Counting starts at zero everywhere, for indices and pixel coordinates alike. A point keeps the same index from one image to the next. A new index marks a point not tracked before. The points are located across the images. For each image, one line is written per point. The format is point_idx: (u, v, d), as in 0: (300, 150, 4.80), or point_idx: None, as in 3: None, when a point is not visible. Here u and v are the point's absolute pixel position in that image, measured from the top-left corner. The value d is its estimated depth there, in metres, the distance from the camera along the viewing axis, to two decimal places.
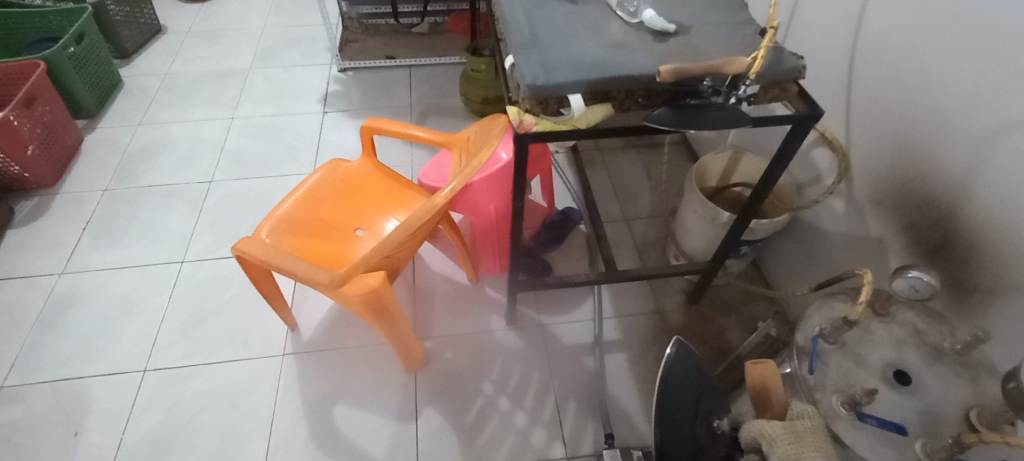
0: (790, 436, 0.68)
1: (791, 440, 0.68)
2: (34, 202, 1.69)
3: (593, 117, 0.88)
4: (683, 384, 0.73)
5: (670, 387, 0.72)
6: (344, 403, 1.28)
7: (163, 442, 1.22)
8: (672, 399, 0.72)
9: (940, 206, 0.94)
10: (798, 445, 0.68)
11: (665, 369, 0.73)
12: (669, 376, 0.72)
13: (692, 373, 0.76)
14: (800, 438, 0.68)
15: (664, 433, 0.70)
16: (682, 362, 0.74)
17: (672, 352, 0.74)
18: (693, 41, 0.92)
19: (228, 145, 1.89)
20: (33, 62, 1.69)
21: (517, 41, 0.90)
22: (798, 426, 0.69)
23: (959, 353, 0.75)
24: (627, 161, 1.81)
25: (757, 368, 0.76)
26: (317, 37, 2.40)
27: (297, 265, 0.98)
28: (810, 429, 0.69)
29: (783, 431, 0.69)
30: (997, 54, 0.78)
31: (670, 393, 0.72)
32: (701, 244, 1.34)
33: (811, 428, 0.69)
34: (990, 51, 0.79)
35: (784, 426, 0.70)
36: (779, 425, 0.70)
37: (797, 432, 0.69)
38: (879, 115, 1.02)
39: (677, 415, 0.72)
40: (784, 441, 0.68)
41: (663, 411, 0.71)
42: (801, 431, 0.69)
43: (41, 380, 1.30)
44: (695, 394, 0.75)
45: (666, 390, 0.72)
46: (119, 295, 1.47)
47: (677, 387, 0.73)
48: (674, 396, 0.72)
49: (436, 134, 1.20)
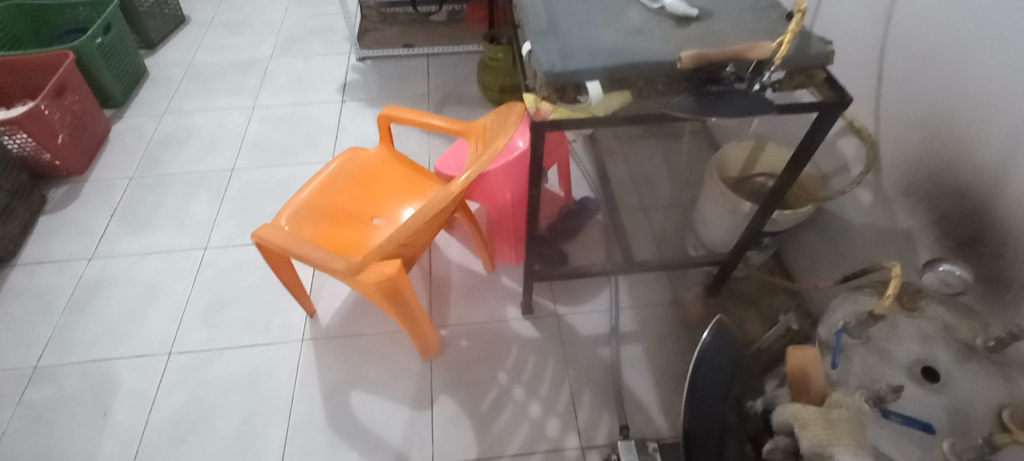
0: (823, 421, 0.60)
1: (825, 425, 0.60)
2: (65, 190, 1.74)
3: (611, 105, 0.86)
4: (718, 366, 0.67)
5: (704, 371, 0.66)
6: (361, 389, 1.29)
7: (187, 423, 1.25)
8: (705, 380, 0.66)
9: (973, 198, 0.90)
10: (832, 431, 0.59)
11: (701, 349, 0.67)
12: (705, 358, 0.66)
13: (728, 354, 0.70)
14: (836, 426, 0.60)
15: (693, 411, 0.63)
16: (721, 343, 0.68)
17: (711, 333, 0.68)
18: (715, 26, 0.90)
19: (250, 135, 1.92)
20: (63, 53, 1.73)
21: (533, 27, 0.89)
22: (834, 414, 0.61)
23: (991, 351, 0.73)
24: (646, 150, 1.77)
25: (800, 351, 0.67)
26: (337, 27, 2.41)
27: (315, 252, 0.99)
28: (846, 418, 0.61)
29: (817, 416, 0.61)
30: None
31: (703, 375, 0.65)
32: (721, 236, 1.31)
33: (848, 417, 0.61)
34: None
35: (818, 412, 0.61)
36: (812, 410, 0.61)
37: (833, 419, 0.61)
38: (912, 103, 0.98)
39: (710, 400, 0.65)
40: (817, 425, 0.60)
41: (693, 390, 0.64)
42: (837, 419, 0.60)
43: (72, 361, 1.35)
44: (729, 376, 0.69)
45: (699, 372, 0.66)
46: (145, 280, 1.51)
47: (713, 370, 0.67)
48: (708, 378, 0.66)
49: (452, 123, 1.20)
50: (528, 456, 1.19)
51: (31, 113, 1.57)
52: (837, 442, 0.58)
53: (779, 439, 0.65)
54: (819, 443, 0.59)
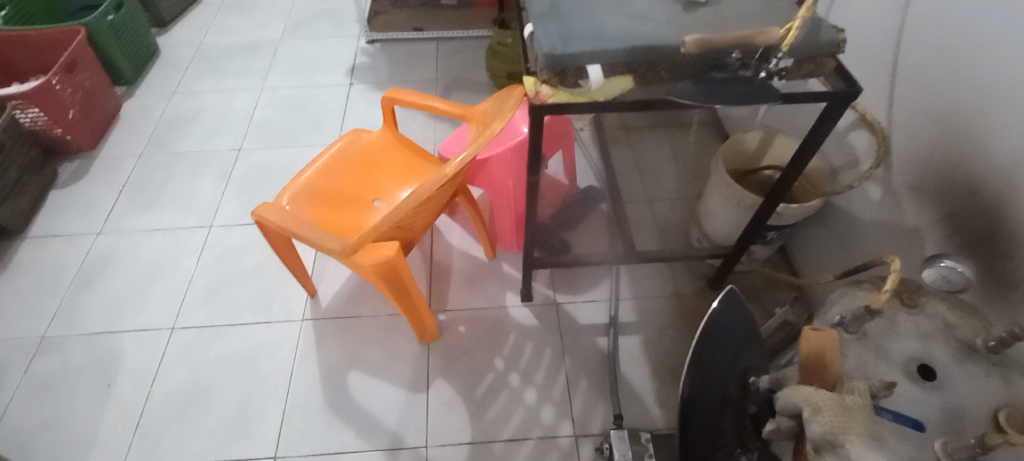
0: (838, 408, 0.59)
1: (838, 413, 0.59)
2: (76, 165, 1.77)
3: (613, 91, 0.84)
4: (727, 333, 0.68)
5: (713, 335, 0.66)
6: (358, 371, 1.30)
7: (187, 397, 1.28)
8: (712, 349, 0.66)
9: (984, 195, 0.87)
10: (845, 419, 0.59)
11: (711, 314, 0.67)
12: (715, 323, 0.67)
13: (738, 325, 0.70)
14: (849, 413, 0.59)
15: (695, 378, 0.64)
16: (731, 313, 0.69)
17: (721, 302, 0.68)
18: (723, 11, 0.87)
19: (257, 116, 1.92)
20: (74, 30, 1.75)
21: (535, 9, 0.87)
22: (847, 400, 0.60)
23: (992, 351, 0.71)
24: (654, 141, 1.75)
25: (818, 334, 0.67)
26: (346, 10, 2.40)
27: (312, 232, 1.00)
28: (860, 406, 0.60)
29: (831, 402, 0.60)
30: None
31: (711, 341, 0.66)
32: (725, 228, 1.29)
33: (862, 405, 0.60)
34: None
35: (833, 398, 0.60)
36: (827, 395, 0.60)
37: (846, 406, 0.60)
38: (925, 96, 0.95)
39: (714, 366, 0.65)
40: (830, 411, 0.59)
41: (698, 359, 0.64)
42: (851, 406, 0.60)
43: (78, 333, 1.38)
44: (737, 348, 0.69)
45: (706, 340, 0.66)
46: (152, 256, 1.53)
47: (721, 338, 0.67)
48: (715, 344, 0.66)
49: (455, 106, 1.18)
50: (522, 442, 1.19)
51: (41, 88, 1.59)
52: (849, 429, 0.58)
53: (782, 421, 0.62)
54: (830, 430, 0.58)
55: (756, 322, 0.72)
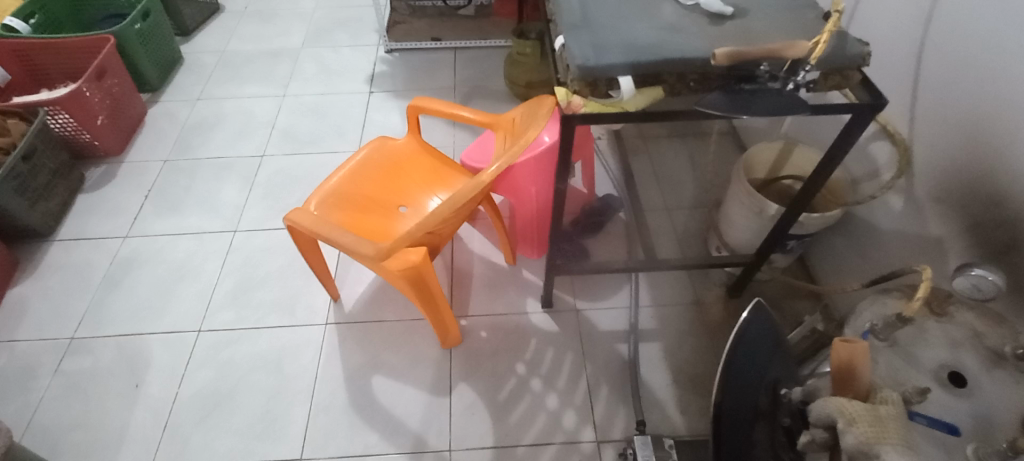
0: (871, 419, 0.60)
1: (872, 423, 0.60)
2: (103, 170, 1.80)
3: (642, 101, 0.86)
4: (757, 345, 0.68)
5: (743, 347, 0.67)
6: (381, 374, 1.32)
7: (213, 398, 1.30)
8: (743, 359, 0.66)
9: (1009, 206, 0.88)
10: (880, 429, 0.59)
11: (741, 326, 0.68)
12: (744, 334, 0.68)
13: (766, 337, 0.70)
14: (883, 423, 0.60)
15: (727, 388, 0.64)
16: (760, 324, 0.69)
17: (750, 314, 0.69)
18: (751, 24, 0.89)
19: (279, 122, 1.96)
20: (104, 38, 1.79)
21: (567, 21, 0.90)
22: (881, 411, 0.61)
23: (1021, 359, 0.71)
24: (671, 150, 1.77)
25: (847, 345, 0.67)
26: (366, 19, 2.44)
27: (344, 236, 1.02)
28: (893, 415, 0.61)
29: (865, 413, 0.61)
30: None
31: (742, 352, 0.67)
32: (745, 237, 1.30)
33: (894, 414, 0.61)
34: None
35: (866, 409, 0.61)
36: (860, 406, 0.61)
37: (880, 418, 0.61)
38: (949, 108, 0.96)
39: (746, 377, 0.65)
40: (865, 422, 0.60)
41: (730, 368, 0.65)
42: (884, 416, 0.61)
43: (106, 334, 1.40)
44: (766, 360, 0.69)
45: (737, 350, 0.66)
46: (178, 259, 1.56)
47: (752, 350, 0.68)
48: (746, 355, 0.67)
49: (481, 115, 1.21)
50: (544, 447, 1.20)
51: (73, 94, 1.63)
52: (884, 440, 0.58)
53: (816, 432, 0.63)
54: (866, 441, 0.58)
55: (781, 334, 0.74)
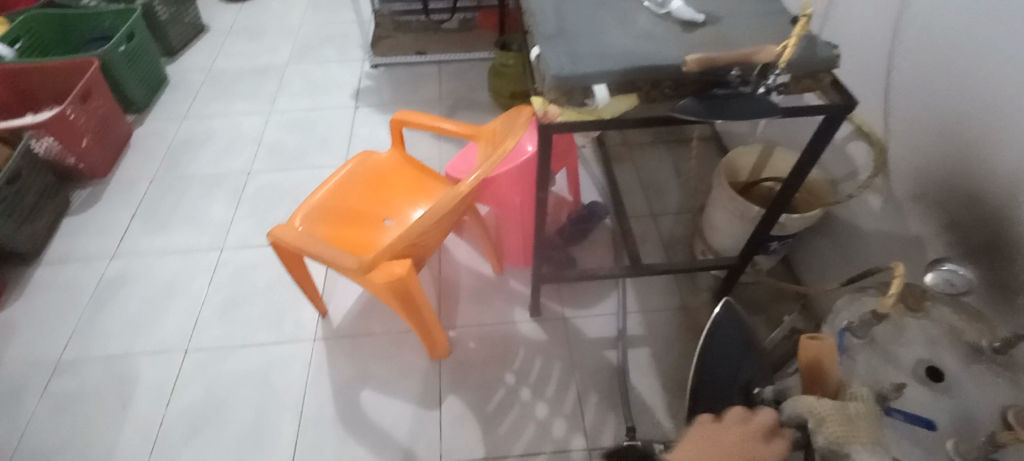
0: (841, 418, 0.63)
1: (842, 423, 0.63)
2: (88, 190, 1.80)
3: (618, 108, 0.87)
4: (724, 348, 0.74)
5: (710, 351, 0.73)
6: (370, 388, 1.31)
7: (201, 416, 1.28)
8: (711, 363, 0.73)
9: (984, 203, 0.90)
10: (850, 428, 0.63)
11: (708, 331, 0.74)
12: (711, 339, 0.74)
13: (734, 338, 0.77)
14: (852, 422, 0.63)
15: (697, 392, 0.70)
16: (725, 327, 0.76)
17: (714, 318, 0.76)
18: (723, 31, 0.91)
19: (266, 138, 1.96)
20: (90, 60, 1.79)
21: (543, 32, 0.91)
22: (851, 409, 0.64)
23: (998, 353, 0.72)
24: (656, 156, 1.78)
25: (814, 344, 0.70)
26: (351, 34, 2.46)
27: (327, 250, 1.02)
28: (863, 413, 0.64)
29: (835, 412, 0.64)
30: None
31: (709, 356, 0.73)
32: (730, 240, 1.31)
33: (864, 411, 0.64)
34: None
35: (836, 408, 0.64)
36: (829, 405, 0.64)
37: (850, 415, 0.64)
38: (922, 108, 0.98)
39: (715, 381, 0.72)
40: (834, 422, 0.63)
41: None
42: (854, 414, 0.64)
43: (92, 355, 1.39)
44: (735, 361, 0.76)
45: (704, 356, 0.73)
46: (165, 277, 1.55)
47: (719, 353, 0.74)
48: (714, 359, 0.73)
49: (463, 127, 1.22)
50: (535, 456, 1.19)
51: (58, 116, 1.63)
52: (854, 439, 0.62)
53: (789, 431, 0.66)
54: (835, 440, 0.62)
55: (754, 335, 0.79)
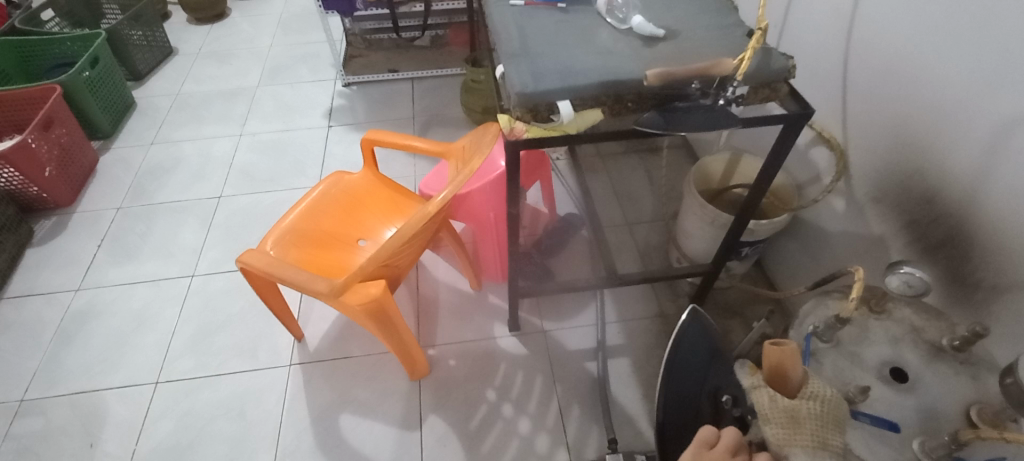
0: (786, 421, 0.67)
1: (787, 425, 0.66)
2: (53, 221, 1.75)
3: (584, 123, 0.88)
4: (692, 357, 0.74)
5: (678, 364, 0.72)
6: (349, 412, 1.29)
7: (175, 451, 1.25)
8: (679, 375, 0.72)
9: (939, 203, 0.93)
10: (792, 431, 0.66)
11: (675, 340, 0.73)
12: (678, 349, 0.73)
13: (702, 344, 0.75)
14: (798, 425, 0.66)
15: (666, 405, 0.70)
16: (693, 334, 0.74)
17: (682, 323, 0.74)
18: (682, 45, 0.93)
19: (237, 162, 1.94)
20: (51, 87, 1.75)
21: (507, 50, 0.92)
22: (800, 412, 0.67)
23: (958, 350, 0.76)
24: (628, 166, 1.81)
25: (775, 349, 0.70)
26: (323, 54, 2.45)
27: (299, 275, 1.01)
28: (812, 416, 0.66)
29: (783, 414, 0.67)
30: (996, 24, 0.77)
31: (676, 368, 0.72)
32: (702, 247, 1.33)
33: (815, 414, 0.66)
34: (988, 23, 0.78)
35: (786, 410, 0.67)
36: (778, 408, 0.68)
37: (798, 418, 0.66)
38: (876, 113, 1.01)
39: (684, 391, 0.72)
40: (778, 424, 0.67)
41: (667, 385, 0.71)
42: (802, 418, 0.66)
43: (58, 393, 1.34)
44: (702, 368, 0.74)
45: (673, 368, 0.72)
46: (134, 308, 1.51)
47: (687, 362, 0.73)
48: (681, 370, 0.72)
49: (433, 144, 1.22)
50: None
51: (19, 146, 1.59)
52: (794, 443, 0.65)
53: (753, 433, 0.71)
54: (776, 441, 0.66)
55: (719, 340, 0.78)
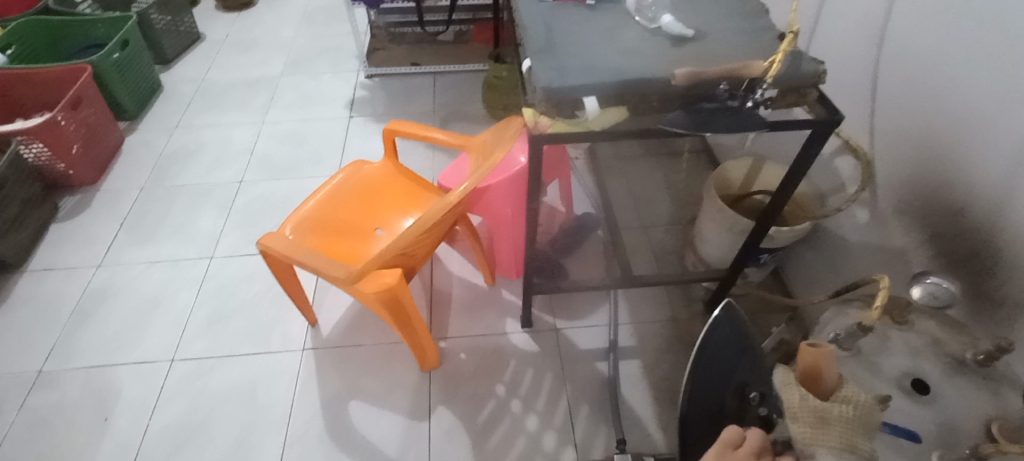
0: (814, 421, 0.66)
1: (814, 425, 0.66)
2: (76, 198, 1.79)
3: (607, 120, 0.89)
4: (721, 352, 0.72)
5: (706, 358, 0.71)
6: (359, 400, 1.30)
7: (186, 430, 1.26)
8: (706, 370, 0.71)
9: (964, 217, 0.92)
10: (820, 431, 0.66)
11: (705, 336, 0.72)
12: (708, 344, 0.72)
13: (735, 339, 0.74)
14: (826, 426, 0.66)
15: (691, 398, 0.71)
16: (726, 328, 0.73)
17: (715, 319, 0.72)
18: (710, 46, 0.93)
19: (258, 149, 1.96)
20: (81, 67, 1.79)
21: (532, 45, 0.92)
22: (830, 413, 0.66)
23: (981, 364, 0.74)
24: (646, 169, 1.79)
25: (811, 351, 0.69)
26: (346, 46, 2.47)
27: (316, 260, 1.02)
28: (843, 418, 0.66)
29: (811, 414, 0.67)
30: None
31: (705, 363, 0.71)
32: (719, 253, 1.32)
33: (846, 416, 0.66)
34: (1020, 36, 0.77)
35: (815, 410, 0.67)
36: (808, 408, 0.67)
37: (828, 419, 0.66)
38: (903, 123, 1.00)
39: (710, 385, 0.72)
40: (806, 423, 0.67)
41: (695, 378, 0.71)
42: (832, 419, 0.66)
43: (75, 367, 1.37)
44: (732, 363, 0.73)
45: (700, 362, 0.71)
46: (152, 287, 1.54)
47: (716, 357, 0.72)
48: (709, 365, 0.71)
49: (454, 137, 1.22)
50: None
51: (48, 123, 1.62)
52: (819, 442, 0.65)
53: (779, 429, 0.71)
54: (802, 440, 0.66)
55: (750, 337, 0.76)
